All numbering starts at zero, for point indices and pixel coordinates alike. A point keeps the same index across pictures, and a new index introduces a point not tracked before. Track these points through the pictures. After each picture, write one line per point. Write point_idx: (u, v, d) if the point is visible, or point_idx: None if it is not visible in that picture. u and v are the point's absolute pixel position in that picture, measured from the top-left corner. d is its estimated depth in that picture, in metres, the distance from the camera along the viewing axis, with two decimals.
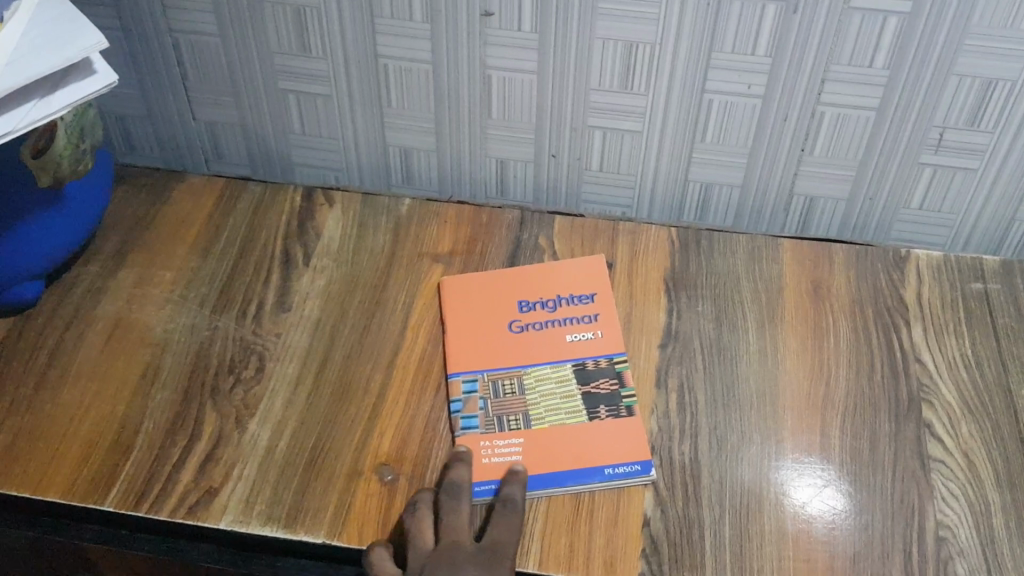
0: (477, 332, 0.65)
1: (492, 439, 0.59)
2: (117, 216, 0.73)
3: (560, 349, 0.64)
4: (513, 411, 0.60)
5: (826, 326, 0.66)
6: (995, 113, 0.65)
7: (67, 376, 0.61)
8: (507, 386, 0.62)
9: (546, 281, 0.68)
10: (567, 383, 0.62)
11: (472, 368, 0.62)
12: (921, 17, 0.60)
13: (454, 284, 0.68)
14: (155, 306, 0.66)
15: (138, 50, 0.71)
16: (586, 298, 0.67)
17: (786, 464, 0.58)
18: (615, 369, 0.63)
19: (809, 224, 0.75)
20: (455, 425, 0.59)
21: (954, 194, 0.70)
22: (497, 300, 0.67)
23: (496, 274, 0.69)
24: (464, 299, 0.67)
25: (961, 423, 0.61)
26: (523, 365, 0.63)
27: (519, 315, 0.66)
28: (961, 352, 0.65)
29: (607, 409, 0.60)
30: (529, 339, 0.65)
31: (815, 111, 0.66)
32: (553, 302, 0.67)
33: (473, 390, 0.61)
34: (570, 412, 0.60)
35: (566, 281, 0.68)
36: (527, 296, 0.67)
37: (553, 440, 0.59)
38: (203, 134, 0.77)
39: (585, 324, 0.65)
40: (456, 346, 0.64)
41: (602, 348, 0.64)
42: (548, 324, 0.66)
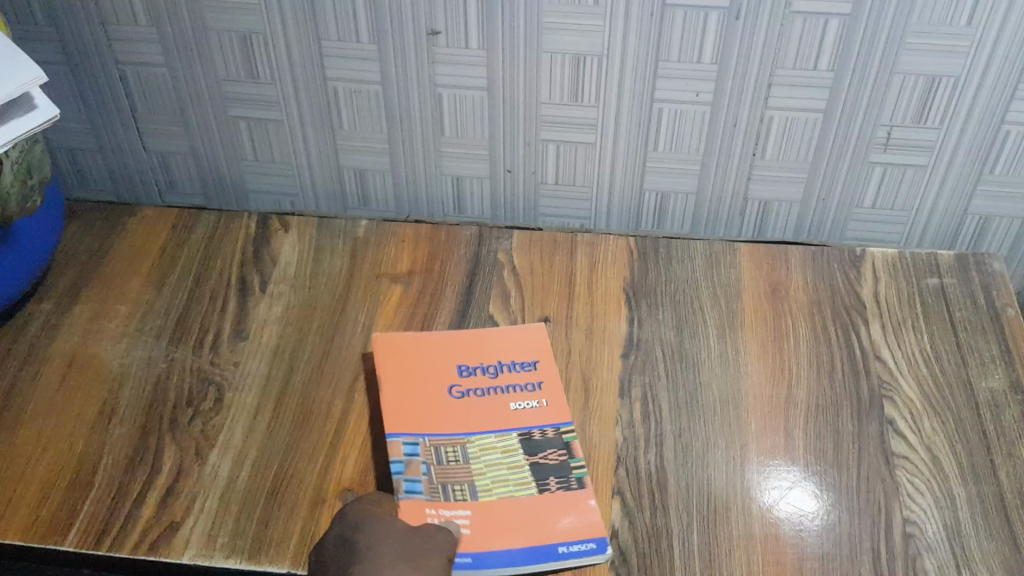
0: (416, 398, 0.60)
1: (439, 507, 0.54)
2: (70, 251, 0.72)
3: (503, 418, 0.60)
4: (457, 478, 0.56)
5: (785, 328, 0.67)
6: (941, 109, 0.65)
7: (21, 417, 0.60)
8: (451, 452, 0.58)
9: (488, 345, 0.64)
10: (514, 453, 0.58)
11: (411, 434, 0.58)
12: (862, 17, 0.60)
13: (388, 350, 0.63)
14: (110, 342, 0.65)
15: (85, 84, 0.71)
16: (529, 365, 0.63)
17: (752, 469, 0.58)
18: (564, 440, 0.59)
19: (765, 228, 0.75)
20: (396, 489, 0.55)
21: (906, 192, 0.71)
22: (436, 364, 0.63)
23: (432, 338, 0.64)
24: (400, 364, 0.62)
25: (923, 418, 0.61)
26: (465, 432, 0.59)
27: (459, 380, 0.62)
28: (920, 347, 0.65)
29: (557, 481, 0.57)
30: (470, 407, 0.60)
31: (764, 116, 0.67)
32: (495, 368, 0.63)
33: (417, 454, 0.57)
34: (517, 482, 0.57)
35: (507, 346, 0.64)
36: (467, 359, 0.63)
37: (505, 513, 0.55)
38: (156, 165, 0.76)
39: (529, 393, 0.62)
40: (393, 414, 0.59)
41: (548, 418, 0.60)
42: (490, 392, 0.61)
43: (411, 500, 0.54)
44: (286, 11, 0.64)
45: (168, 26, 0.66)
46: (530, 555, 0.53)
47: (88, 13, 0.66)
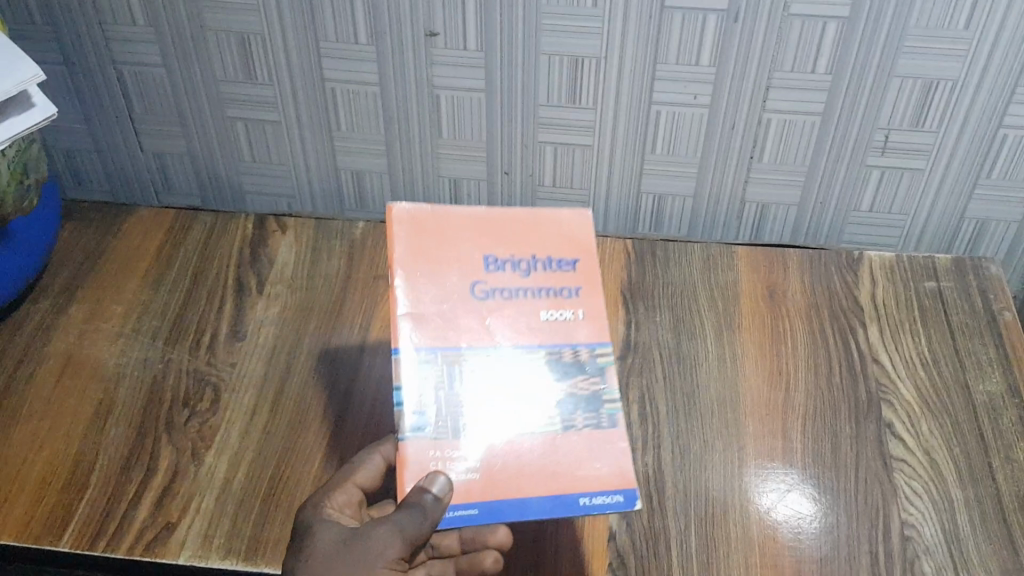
0: (444, 284, 0.51)
1: (444, 448, 0.49)
2: (66, 251, 0.72)
3: (533, 330, 0.52)
4: (472, 408, 0.50)
5: (783, 330, 0.67)
6: (938, 112, 0.65)
7: (16, 417, 0.60)
8: (466, 372, 0.50)
9: (523, 232, 0.54)
10: (541, 376, 0.51)
11: (425, 343, 0.50)
12: (859, 20, 0.60)
13: (405, 221, 0.52)
14: (106, 342, 0.65)
15: (82, 84, 0.70)
16: (569, 265, 0.54)
17: (751, 472, 0.58)
18: (598, 365, 0.52)
19: (763, 230, 0.75)
20: (400, 426, 0.49)
21: (904, 195, 0.71)
22: (460, 256, 0.52)
23: (455, 213, 0.53)
24: (422, 241, 0.52)
25: (921, 422, 0.61)
26: (492, 344, 0.51)
27: (488, 277, 0.52)
28: (917, 350, 0.65)
29: (587, 416, 0.51)
30: (495, 312, 0.52)
31: (762, 119, 0.67)
32: (529, 266, 0.53)
33: (425, 376, 0.50)
34: (540, 416, 0.51)
35: (544, 231, 0.54)
36: (497, 255, 0.53)
37: (516, 452, 0.49)
38: (152, 165, 0.76)
39: (572, 300, 0.53)
40: (414, 291, 0.51)
41: (589, 336, 0.53)
42: (522, 295, 0.52)
43: (415, 447, 0.48)
44: (284, 12, 0.64)
45: (166, 26, 0.66)
46: (548, 501, 0.48)
47: (86, 13, 0.66)
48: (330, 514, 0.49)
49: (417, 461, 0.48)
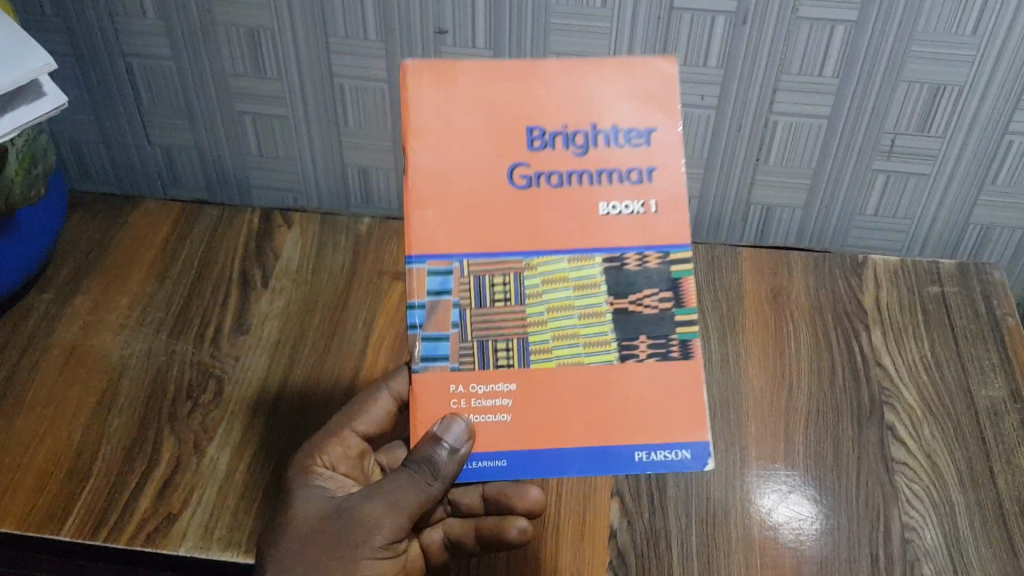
0: (469, 172, 0.46)
1: (470, 384, 0.47)
2: (72, 242, 0.72)
3: (587, 224, 0.47)
4: (506, 330, 0.47)
5: (787, 332, 0.67)
6: (944, 117, 0.65)
7: (20, 406, 0.60)
8: (498, 289, 0.47)
9: (588, 88, 0.47)
10: (591, 293, 0.47)
11: (445, 253, 0.46)
12: (868, 25, 0.61)
13: (428, 82, 0.46)
14: (111, 333, 0.65)
15: (91, 76, 0.71)
16: (642, 138, 0.46)
17: (752, 473, 0.58)
18: (671, 275, 0.47)
19: (768, 232, 0.75)
20: (414, 352, 0.47)
21: (909, 199, 0.71)
22: (496, 129, 0.46)
23: (496, 72, 0.46)
24: (449, 109, 0.46)
25: (923, 425, 0.61)
26: (526, 253, 0.47)
27: (529, 159, 0.46)
28: (920, 354, 0.65)
29: (650, 341, 0.47)
30: (541, 202, 0.47)
31: (768, 121, 0.67)
32: (589, 138, 0.47)
33: (448, 293, 0.47)
34: (591, 339, 0.47)
35: (609, 92, 0.47)
36: (547, 125, 0.47)
37: (558, 394, 0.47)
38: (159, 158, 0.76)
39: (631, 188, 0.47)
40: (432, 183, 0.46)
41: (641, 244, 0.47)
42: (571, 178, 0.47)
43: (432, 377, 0.47)
44: (294, 7, 0.64)
45: (176, 19, 0.66)
46: (591, 456, 0.46)
47: (96, 5, 0.66)
48: (318, 463, 0.52)
49: (436, 396, 0.47)
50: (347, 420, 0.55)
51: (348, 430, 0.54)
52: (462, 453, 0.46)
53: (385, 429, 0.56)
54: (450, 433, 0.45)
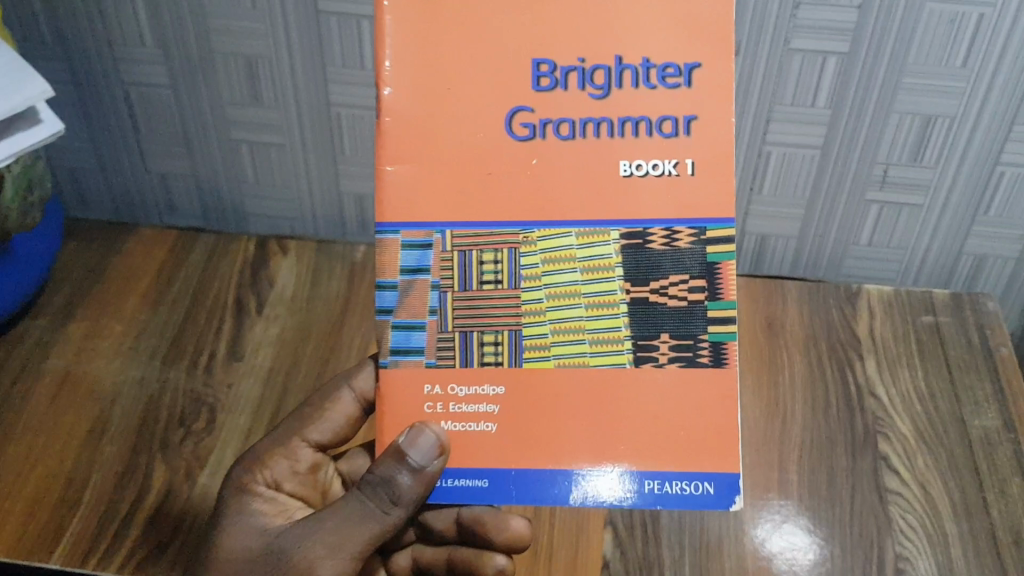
0: (458, 117, 0.44)
1: (448, 383, 0.45)
2: (67, 268, 0.72)
3: (602, 181, 0.44)
4: (498, 321, 0.45)
5: (781, 362, 0.67)
6: (936, 149, 0.66)
7: (12, 432, 0.60)
8: (488, 270, 0.45)
9: (618, 16, 0.43)
10: (600, 281, 0.44)
11: (427, 221, 0.44)
12: (859, 57, 0.61)
13: (412, 11, 0.43)
14: (105, 360, 0.65)
15: (89, 103, 0.71)
16: (682, 77, 0.43)
17: (746, 503, 0.58)
18: (706, 259, 0.44)
19: (762, 261, 0.76)
20: (384, 340, 0.45)
21: (902, 230, 0.71)
22: (490, 66, 0.43)
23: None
24: (448, 40, 0.43)
25: (917, 455, 0.61)
26: (524, 224, 0.44)
27: (534, 102, 0.43)
28: (914, 384, 0.65)
29: (674, 340, 0.44)
30: (550, 153, 0.44)
31: (762, 151, 0.68)
32: (611, 77, 0.43)
33: (425, 271, 0.45)
34: (599, 336, 0.45)
35: (639, 19, 0.43)
36: (560, 61, 0.43)
37: (556, 411, 0.45)
38: (156, 186, 0.76)
39: (661, 140, 0.43)
40: (412, 132, 0.44)
41: (666, 209, 0.44)
42: (586, 126, 0.43)
43: (407, 371, 0.45)
44: (292, 37, 0.64)
45: (174, 48, 0.66)
46: (592, 483, 0.44)
47: (95, 34, 0.67)
48: (259, 479, 0.53)
49: (408, 394, 0.45)
50: (299, 428, 0.55)
51: (300, 439, 0.55)
52: (428, 472, 0.44)
53: (344, 434, 0.56)
54: (418, 451, 0.44)
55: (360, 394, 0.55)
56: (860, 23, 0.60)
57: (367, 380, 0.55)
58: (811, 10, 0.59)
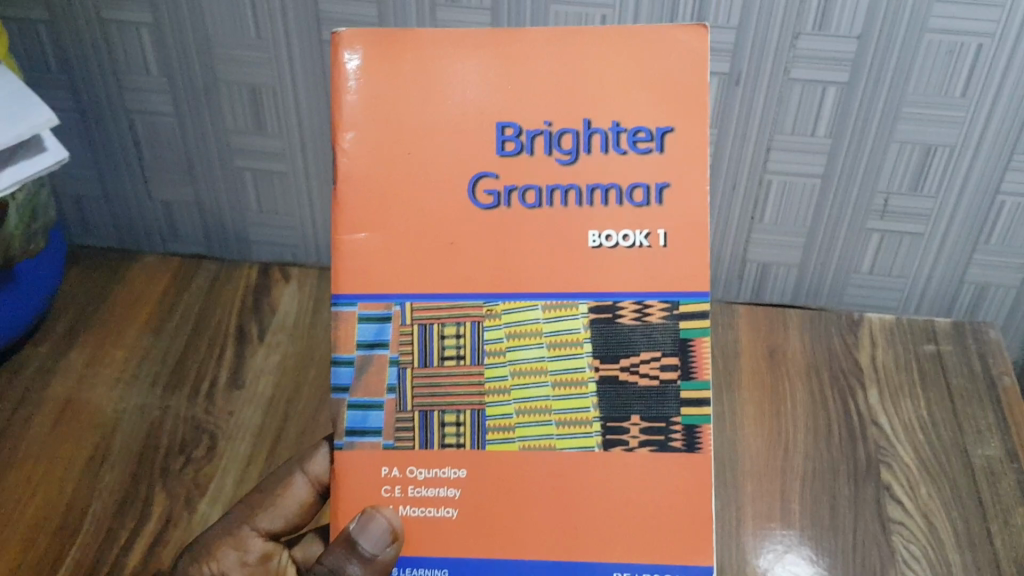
0: (425, 179, 0.45)
1: (406, 466, 0.46)
2: (70, 296, 0.72)
3: (571, 254, 0.45)
4: (462, 401, 0.46)
5: (783, 391, 0.67)
6: (937, 178, 0.66)
7: (13, 456, 0.60)
8: (448, 347, 0.46)
9: (591, 83, 0.44)
10: (563, 363, 0.45)
11: (385, 295, 0.45)
12: (858, 86, 0.62)
13: (374, 75, 0.44)
14: (105, 387, 0.65)
15: (93, 131, 0.72)
16: (654, 142, 0.44)
17: (748, 532, 0.58)
18: (678, 340, 0.45)
19: (764, 290, 0.76)
20: (340, 421, 0.46)
21: (903, 258, 0.71)
22: (454, 131, 0.44)
23: (471, 60, 0.44)
24: (414, 106, 0.44)
25: (919, 485, 0.61)
26: (489, 296, 0.45)
27: (499, 169, 0.44)
28: (917, 413, 0.65)
29: (646, 423, 0.45)
30: (517, 224, 0.45)
31: (763, 179, 0.68)
32: (579, 142, 0.44)
33: (383, 346, 0.46)
34: (567, 416, 0.45)
35: (612, 82, 0.44)
36: (526, 126, 0.44)
37: (520, 495, 0.46)
38: (159, 214, 0.77)
39: (632, 208, 0.44)
40: (377, 192, 0.45)
41: (635, 279, 0.45)
42: (554, 193, 0.44)
43: (362, 453, 0.46)
44: (296, 65, 0.65)
45: (179, 77, 0.67)
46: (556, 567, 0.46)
47: (101, 63, 0.67)
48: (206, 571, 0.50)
49: (366, 477, 0.46)
50: (248, 516, 0.53)
51: (249, 528, 0.52)
52: (380, 559, 0.44)
53: (297, 521, 0.54)
54: (370, 535, 0.44)
55: (314, 479, 0.54)
56: (860, 52, 0.60)
57: (322, 464, 0.54)
58: (810, 40, 0.60)
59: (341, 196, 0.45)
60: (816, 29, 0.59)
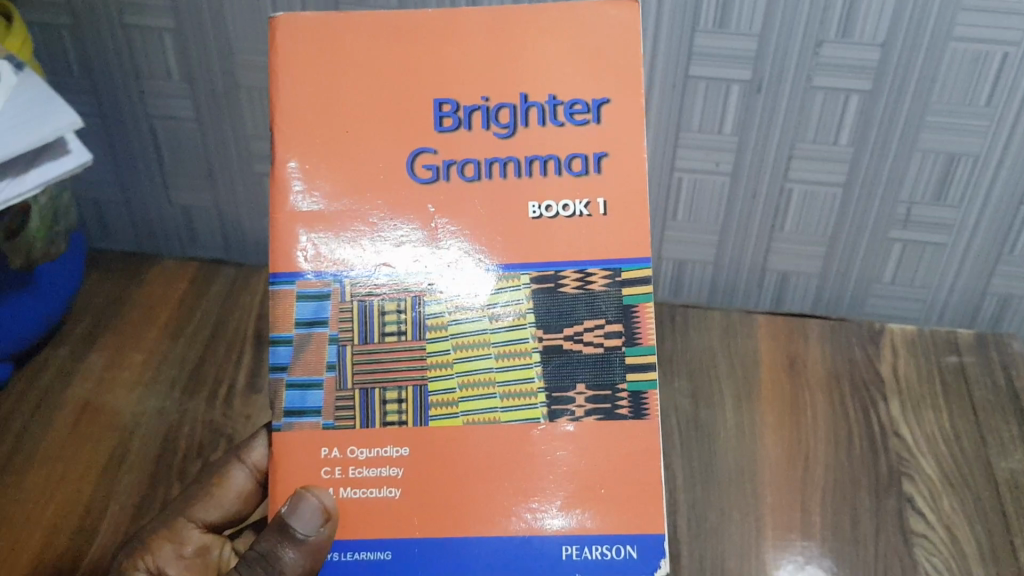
0: (364, 147, 0.44)
1: (346, 447, 0.45)
2: (88, 298, 0.72)
3: (513, 227, 0.45)
4: (403, 376, 0.45)
5: (803, 401, 0.66)
6: (960, 187, 0.65)
7: (31, 460, 0.60)
8: (389, 319, 0.45)
9: (527, 56, 0.44)
10: (502, 335, 0.45)
11: (323, 272, 0.45)
12: (881, 95, 0.61)
13: (308, 55, 0.44)
14: (124, 390, 0.65)
15: (114, 135, 0.72)
16: (591, 113, 0.44)
17: (768, 544, 0.58)
18: (620, 304, 0.44)
19: (784, 298, 0.75)
20: (276, 399, 0.45)
21: (925, 268, 0.70)
22: (393, 105, 0.44)
23: (402, 37, 0.44)
24: (347, 82, 0.44)
25: (942, 497, 0.60)
26: (430, 271, 0.45)
27: (437, 144, 0.44)
28: (940, 425, 0.65)
29: (591, 392, 0.44)
30: (457, 198, 0.45)
31: (784, 188, 0.67)
32: (516, 116, 0.44)
33: (322, 324, 0.45)
34: (510, 388, 0.45)
35: (548, 55, 0.44)
36: (463, 102, 0.44)
37: (468, 482, 0.45)
38: (178, 218, 0.77)
39: (571, 178, 0.44)
40: (319, 164, 0.44)
41: (576, 250, 0.45)
42: (493, 166, 0.44)
43: (299, 433, 0.45)
44: None
45: (199, 82, 0.67)
46: None
47: (122, 68, 0.67)
48: (140, 566, 0.49)
49: (304, 457, 0.45)
50: (186, 508, 0.52)
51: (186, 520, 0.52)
52: (312, 541, 0.43)
53: (236, 512, 0.53)
54: (299, 518, 0.43)
55: (253, 466, 0.54)
56: (885, 60, 0.59)
57: (260, 453, 0.54)
58: (834, 48, 0.59)
59: (284, 169, 0.44)
60: (838, 36, 0.59)
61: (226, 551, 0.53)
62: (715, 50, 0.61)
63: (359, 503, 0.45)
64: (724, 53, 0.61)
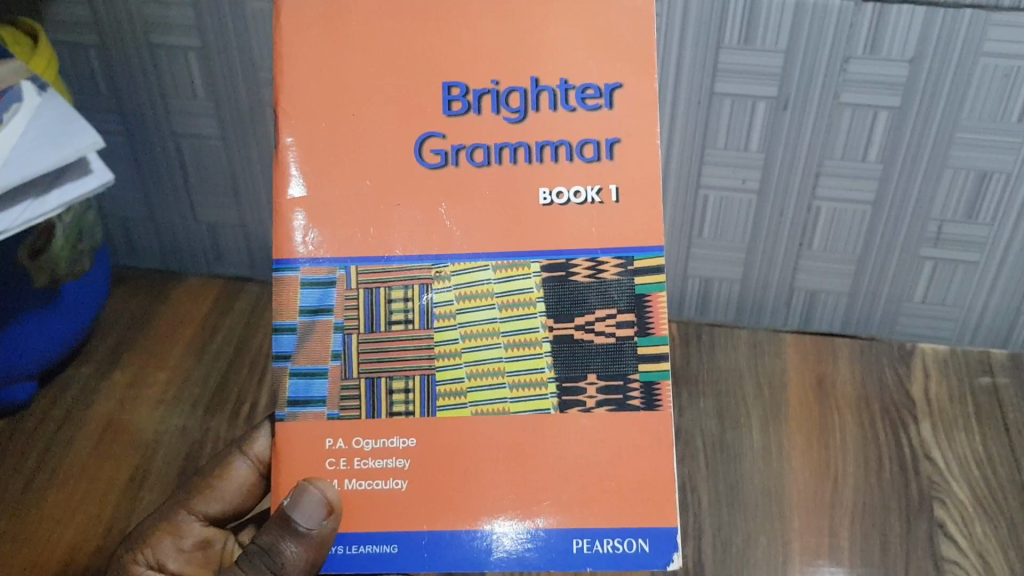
0: (371, 132, 0.43)
1: (352, 438, 0.44)
2: (113, 315, 0.73)
3: (524, 216, 0.44)
4: (411, 366, 0.44)
5: (832, 423, 0.65)
6: (992, 206, 0.64)
7: (53, 479, 0.61)
8: (397, 308, 0.44)
9: (538, 38, 0.43)
10: (513, 323, 0.44)
11: (327, 259, 0.44)
12: (911, 111, 0.60)
13: (310, 39, 0.43)
14: (147, 409, 0.65)
15: (141, 156, 0.72)
16: (603, 98, 0.43)
17: (795, 569, 0.57)
18: (632, 292, 0.44)
19: (813, 316, 0.73)
20: (280, 390, 0.44)
21: (958, 288, 0.69)
22: (398, 88, 0.43)
23: (407, 13, 0.43)
24: (352, 66, 0.43)
25: (975, 522, 0.59)
26: (437, 258, 0.44)
27: (447, 128, 0.43)
28: (972, 447, 0.63)
29: (603, 382, 0.44)
30: (465, 186, 0.44)
31: (812, 206, 0.67)
32: (526, 99, 0.43)
33: (327, 311, 0.44)
34: (521, 378, 0.44)
35: (558, 39, 0.43)
36: (473, 85, 0.43)
37: (477, 476, 0.44)
38: (203, 236, 0.77)
39: (582, 164, 0.43)
40: (321, 151, 0.43)
41: (587, 237, 0.44)
42: (502, 151, 0.43)
43: (305, 423, 0.44)
44: None
45: (225, 101, 0.67)
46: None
47: (149, 88, 0.68)
48: (141, 560, 0.50)
49: (308, 450, 0.44)
50: (187, 501, 0.52)
51: (186, 513, 0.52)
52: (315, 534, 0.43)
53: (237, 505, 0.53)
54: (302, 512, 0.42)
55: (255, 458, 0.53)
56: (913, 76, 0.59)
57: (262, 444, 0.53)
58: (861, 64, 0.59)
59: (284, 155, 0.43)
60: (867, 52, 0.58)
61: (229, 543, 0.53)
62: (739, 66, 0.60)
63: (365, 495, 0.44)
64: (748, 69, 0.60)
